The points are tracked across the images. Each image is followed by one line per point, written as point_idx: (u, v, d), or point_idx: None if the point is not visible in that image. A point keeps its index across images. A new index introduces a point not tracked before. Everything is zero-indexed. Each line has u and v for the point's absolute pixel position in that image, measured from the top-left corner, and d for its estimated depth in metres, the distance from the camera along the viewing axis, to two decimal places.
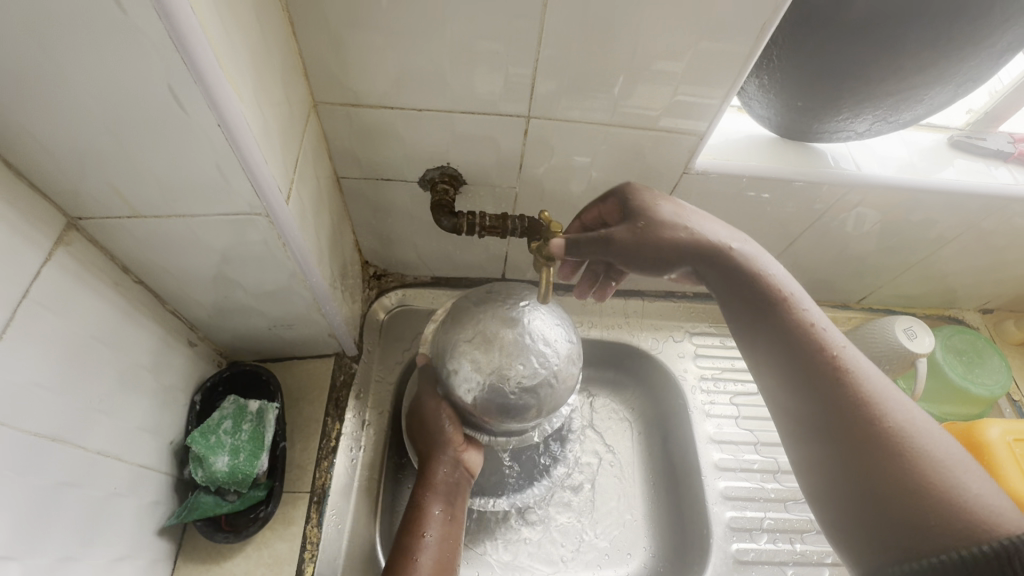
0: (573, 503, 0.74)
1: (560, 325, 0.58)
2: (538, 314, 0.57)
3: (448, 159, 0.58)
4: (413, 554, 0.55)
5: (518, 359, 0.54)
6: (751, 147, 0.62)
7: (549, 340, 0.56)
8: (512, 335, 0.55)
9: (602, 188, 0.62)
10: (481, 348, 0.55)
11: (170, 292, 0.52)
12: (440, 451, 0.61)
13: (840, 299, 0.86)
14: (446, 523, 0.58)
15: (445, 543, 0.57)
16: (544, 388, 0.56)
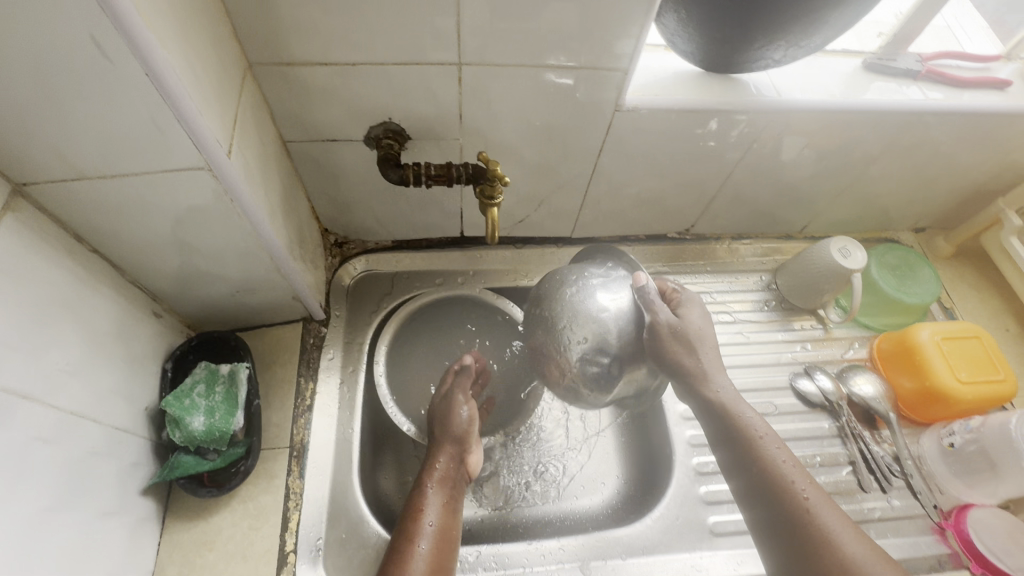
0: (548, 441, 0.79)
1: (609, 286, 0.66)
2: (591, 284, 0.66)
3: (389, 115, 0.60)
4: (413, 538, 0.59)
5: (579, 346, 0.64)
6: (679, 82, 0.65)
7: (603, 302, 0.65)
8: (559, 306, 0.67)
9: (540, 132, 0.65)
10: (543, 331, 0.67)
11: (128, 261, 0.54)
12: (442, 447, 0.69)
13: (783, 229, 0.92)
14: (445, 512, 0.63)
15: (442, 526, 0.62)
16: (601, 348, 0.64)
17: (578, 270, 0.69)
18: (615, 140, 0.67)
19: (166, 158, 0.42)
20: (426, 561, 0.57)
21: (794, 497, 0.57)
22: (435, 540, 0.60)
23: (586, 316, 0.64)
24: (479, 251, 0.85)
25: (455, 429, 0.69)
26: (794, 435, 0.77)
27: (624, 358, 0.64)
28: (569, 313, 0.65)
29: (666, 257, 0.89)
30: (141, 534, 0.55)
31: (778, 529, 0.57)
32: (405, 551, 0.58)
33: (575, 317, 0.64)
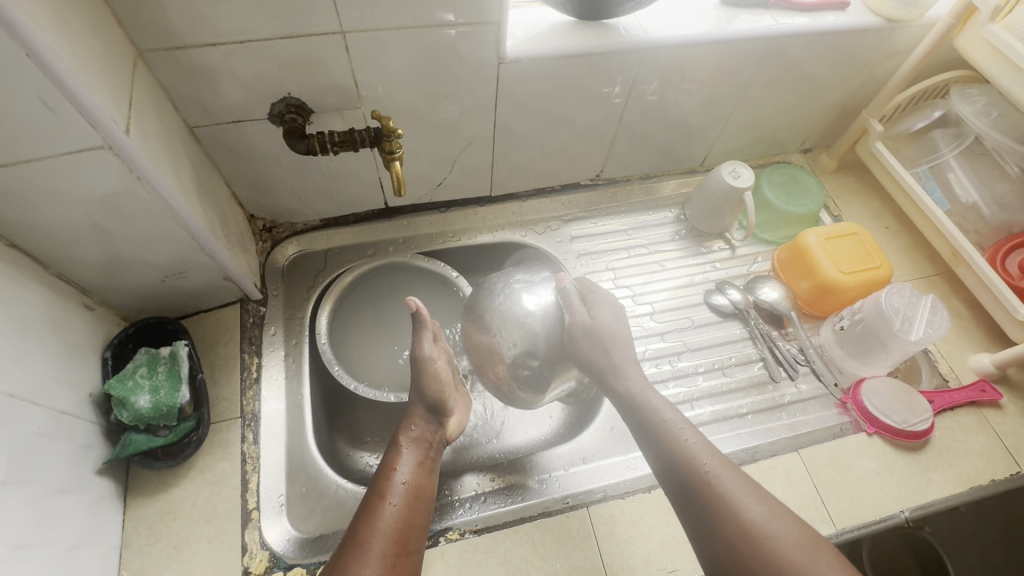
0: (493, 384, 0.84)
1: (530, 301, 0.75)
2: (525, 299, 0.75)
3: (288, 89, 0.64)
4: (385, 496, 0.61)
5: (510, 350, 0.73)
6: (553, 31, 0.71)
7: (527, 317, 0.74)
8: (493, 322, 0.74)
9: (434, 91, 0.70)
10: (481, 346, 0.75)
11: (49, 255, 0.56)
12: (418, 408, 0.70)
13: (686, 165, 1.00)
14: (419, 471, 0.65)
15: (415, 483, 0.63)
16: (522, 362, 0.73)
17: (504, 276, 0.78)
18: (506, 92, 0.72)
19: (64, 137, 0.45)
20: (396, 517, 0.59)
21: (699, 470, 0.61)
22: (406, 497, 0.61)
23: (506, 327, 0.73)
24: (405, 219, 0.90)
25: (431, 390, 0.70)
26: (710, 343, 0.85)
27: (546, 368, 0.73)
28: (497, 318, 0.74)
29: (582, 203, 0.96)
30: (103, 510, 0.58)
31: (686, 499, 0.61)
32: (374, 508, 0.60)
33: (504, 328, 0.74)
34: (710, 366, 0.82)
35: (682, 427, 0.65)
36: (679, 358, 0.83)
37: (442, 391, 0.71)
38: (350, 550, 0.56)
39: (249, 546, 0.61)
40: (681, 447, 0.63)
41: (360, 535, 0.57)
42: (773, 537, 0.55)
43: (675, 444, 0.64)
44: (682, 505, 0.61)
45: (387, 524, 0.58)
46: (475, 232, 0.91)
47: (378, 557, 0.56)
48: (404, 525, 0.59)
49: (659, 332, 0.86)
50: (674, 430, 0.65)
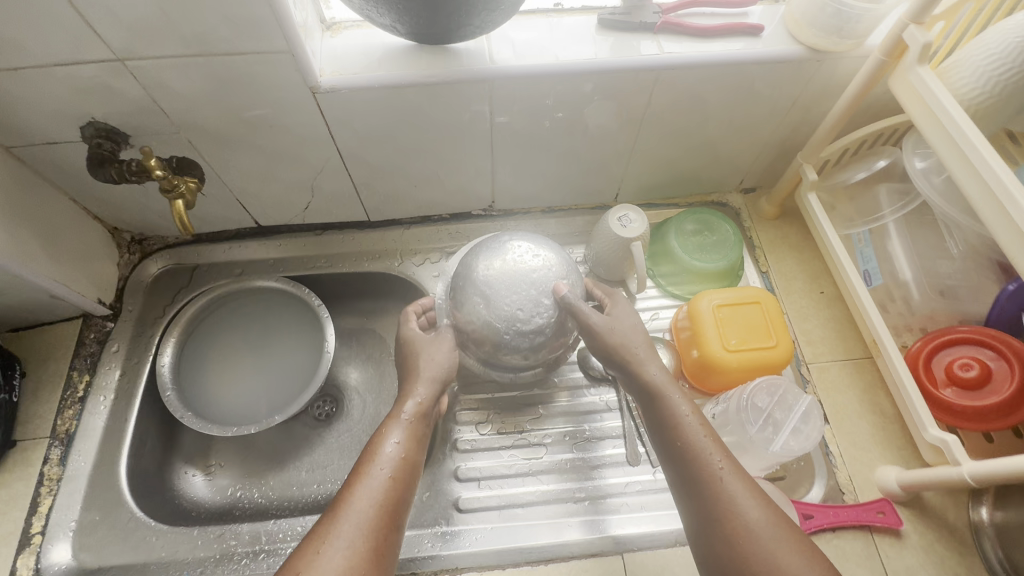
0: (343, 443, 0.84)
1: (554, 252, 0.68)
2: (552, 253, 0.67)
3: (90, 115, 0.61)
4: (375, 463, 0.59)
5: (551, 304, 0.64)
6: (384, 59, 0.63)
7: (554, 268, 0.66)
8: (532, 268, 0.65)
9: (253, 119, 0.65)
10: (524, 297, 0.63)
11: None
12: (421, 383, 0.65)
13: (596, 199, 0.89)
14: (413, 446, 0.62)
15: (408, 458, 0.61)
16: (555, 321, 0.65)
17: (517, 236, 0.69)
18: (338, 122, 0.66)
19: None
20: (384, 492, 0.57)
21: (712, 473, 0.55)
22: (397, 472, 0.59)
23: (561, 266, 0.66)
24: (279, 240, 0.87)
25: (434, 368, 0.67)
26: (566, 410, 0.75)
27: (564, 332, 0.67)
28: (530, 268, 0.65)
29: (471, 235, 0.88)
30: None
31: (691, 494, 0.55)
32: (363, 473, 0.58)
33: (541, 278, 0.64)
34: (560, 436, 0.73)
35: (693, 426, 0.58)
36: (525, 424, 0.74)
37: (445, 367, 0.67)
38: (333, 517, 0.54)
39: (19, 570, 0.63)
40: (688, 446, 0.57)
41: (346, 503, 0.55)
42: (777, 559, 0.49)
43: (684, 441, 0.57)
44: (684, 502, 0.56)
45: (374, 497, 0.56)
46: (349, 260, 0.87)
47: (365, 521, 0.54)
48: (392, 501, 0.57)
49: (512, 393, 0.76)
50: (680, 428, 0.58)
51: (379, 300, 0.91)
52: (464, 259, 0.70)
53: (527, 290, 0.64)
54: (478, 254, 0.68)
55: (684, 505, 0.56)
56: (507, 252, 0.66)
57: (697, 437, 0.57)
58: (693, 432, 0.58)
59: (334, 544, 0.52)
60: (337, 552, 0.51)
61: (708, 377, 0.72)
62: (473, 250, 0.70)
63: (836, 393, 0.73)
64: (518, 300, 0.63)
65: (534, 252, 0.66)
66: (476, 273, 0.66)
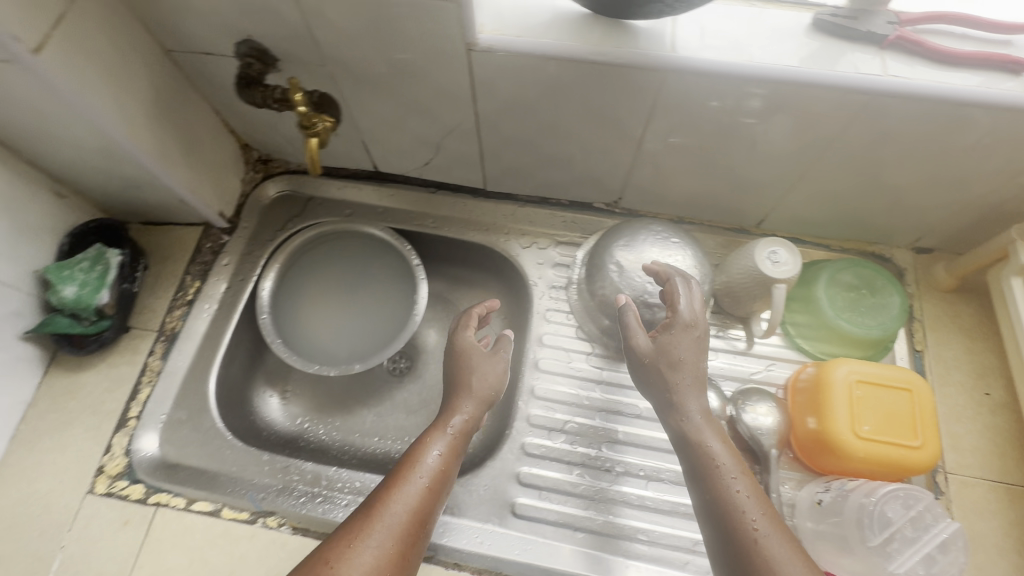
0: (410, 404, 0.84)
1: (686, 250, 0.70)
2: (685, 251, 0.69)
3: (247, 32, 0.60)
4: (415, 468, 0.56)
5: None
6: (552, 24, 0.56)
7: (684, 263, 0.68)
8: (663, 256, 0.68)
9: (403, 67, 0.61)
10: (655, 274, 0.67)
11: (15, 140, 0.61)
12: (471, 400, 0.63)
13: (734, 220, 0.79)
14: (451, 460, 0.58)
15: (445, 470, 0.57)
16: None
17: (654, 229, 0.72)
18: (485, 85, 0.61)
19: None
20: (422, 495, 0.54)
21: (764, 556, 0.46)
22: (432, 482, 0.56)
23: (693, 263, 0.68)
24: (392, 189, 0.85)
25: (480, 381, 0.64)
26: (648, 444, 0.69)
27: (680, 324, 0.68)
28: (658, 257, 0.68)
29: (586, 228, 0.82)
30: (19, 371, 0.67)
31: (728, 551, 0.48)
32: (403, 477, 0.55)
33: (671, 266, 0.67)
34: (635, 469, 0.68)
35: (736, 474, 0.52)
36: (601, 445, 0.69)
37: (495, 383, 0.66)
38: (365, 518, 0.50)
39: (113, 447, 0.67)
40: (729, 496, 0.50)
41: (380, 506, 0.52)
42: None
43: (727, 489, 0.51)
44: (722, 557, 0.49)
45: (409, 503, 0.53)
46: (458, 225, 0.84)
47: (391, 527, 0.50)
48: (424, 507, 0.54)
49: (594, 408, 0.71)
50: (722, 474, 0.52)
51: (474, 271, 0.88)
52: (606, 237, 0.74)
53: (663, 269, 0.67)
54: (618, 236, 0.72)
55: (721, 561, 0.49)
56: (646, 239, 0.71)
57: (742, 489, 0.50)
58: (741, 502, 0.50)
59: (364, 545, 0.48)
60: (364, 557, 0.48)
61: (822, 457, 0.63)
62: (614, 231, 0.74)
63: (975, 516, 0.61)
64: (654, 274, 0.66)
65: (671, 244, 0.69)
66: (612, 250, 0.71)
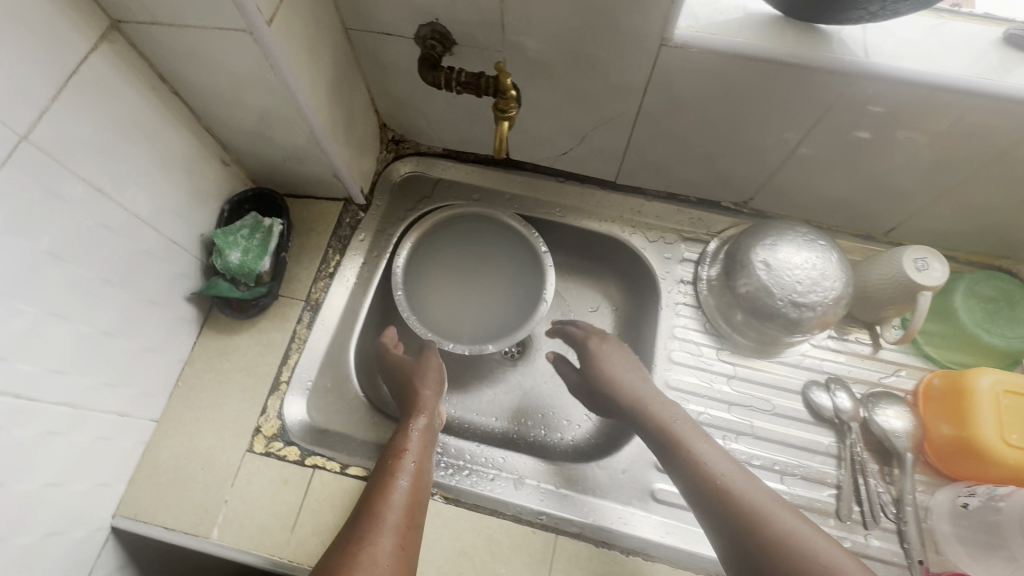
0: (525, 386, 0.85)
1: (829, 253, 0.70)
2: (830, 253, 0.70)
3: (436, 15, 0.62)
4: (395, 472, 0.62)
5: (822, 291, 0.68)
6: (745, 24, 0.57)
7: (830, 266, 0.69)
8: (809, 256, 0.69)
9: (583, 58, 0.63)
10: (802, 271, 0.68)
11: (202, 106, 0.64)
12: (427, 400, 0.70)
13: (862, 226, 0.80)
14: (423, 454, 0.66)
15: (420, 464, 0.64)
16: (818, 307, 0.68)
17: (794, 228, 0.73)
18: (662, 80, 0.63)
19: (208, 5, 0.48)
20: (407, 493, 0.60)
21: (749, 514, 0.57)
22: (413, 476, 0.62)
23: (840, 266, 0.69)
24: (519, 176, 0.87)
25: (429, 382, 0.72)
26: (782, 440, 0.71)
27: (820, 324, 0.70)
28: (801, 256, 0.69)
29: (713, 226, 0.83)
30: (182, 329, 0.70)
31: (727, 528, 0.57)
32: (388, 484, 0.61)
33: (817, 265, 0.68)
34: (770, 463, 0.70)
35: (713, 456, 0.62)
36: (736, 438, 0.71)
37: (442, 373, 0.74)
38: (375, 524, 0.57)
39: (268, 410, 0.69)
40: (713, 477, 0.60)
41: (377, 510, 0.58)
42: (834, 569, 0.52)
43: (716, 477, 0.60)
44: (722, 532, 0.58)
45: (400, 499, 0.60)
46: (585, 215, 0.85)
47: (393, 525, 0.57)
48: (409, 502, 0.60)
49: (727, 403, 0.73)
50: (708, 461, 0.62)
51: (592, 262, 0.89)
52: (742, 236, 0.76)
53: (814, 268, 0.68)
54: (757, 235, 0.74)
55: (724, 537, 0.57)
56: (791, 239, 0.71)
57: (721, 472, 0.60)
58: (718, 474, 0.60)
59: (379, 546, 0.55)
60: (384, 553, 0.55)
61: (967, 463, 0.64)
62: (752, 230, 0.76)
63: None
64: (803, 274, 0.68)
65: (818, 246, 0.70)
66: (758, 246, 0.72)
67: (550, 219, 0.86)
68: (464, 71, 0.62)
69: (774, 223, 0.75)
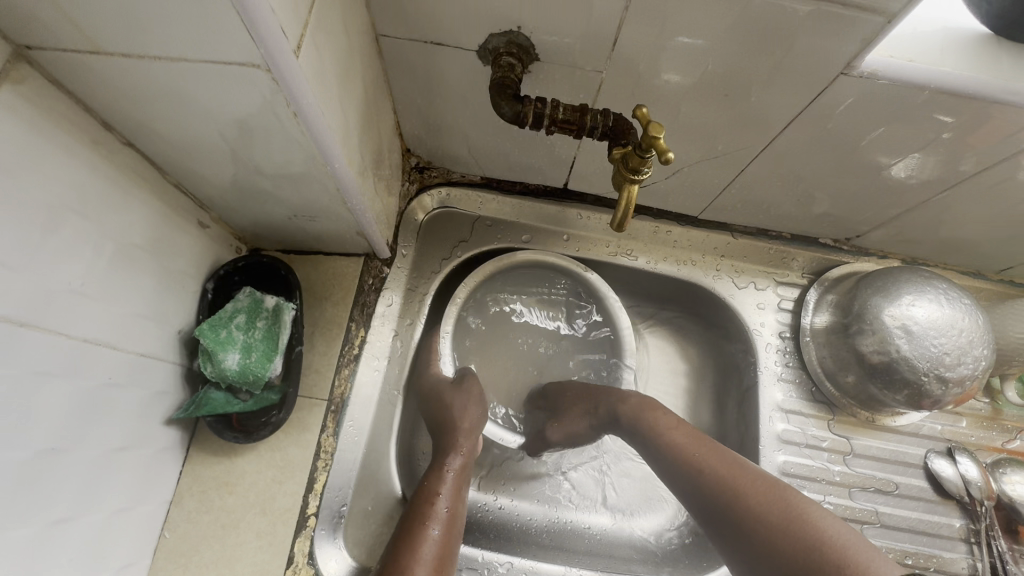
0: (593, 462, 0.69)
1: (969, 310, 0.58)
2: (970, 311, 0.58)
3: (518, 23, 0.43)
4: (425, 519, 0.49)
5: (970, 364, 0.57)
6: (945, 47, 0.43)
7: (975, 333, 0.57)
8: (954, 322, 0.57)
9: (714, 84, 0.46)
10: (950, 339, 0.56)
11: (169, 159, 0.43)
12: (463, 433, 0.57)
13: (977, 265, 0.70)
14: (458, 497, 0.53)
15: (453, 511, 0.51)
16: (963, 381, 0.57)
17: (923, 276, 0.61)
18: (814, 112, 0.47)
19: (195, 26, 0.29)
20: (439, 549, 0.47)
21: (745, 502, 0.45)
22: (444, 526, 0.49)
23: (985, 330, 0.58)
24: (579, 210, 0.69)
25: (467, 409, 0.58)
26: (911, 526, 0.62)
27: (958, 399, 0.60)
28: (947, 320, 0.57)
29: (809, 266, 0.71)
30: (163, 463, 0.50)
31: (725, 527, 0.46)
32: (416, 536, 0.47)
33: (962, 332, 0.57)
34: (901, 557, 0.61)
35: (700, 442, 0.52)
36: (861, 530, 0.62)
37: (482, 407, 0.60)
38: None
39: (295, 558, 0.52)
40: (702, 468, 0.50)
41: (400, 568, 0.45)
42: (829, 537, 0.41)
43: (703, 468, 0.49)
44: (724, 535, 0.47)
45: (428, 553, 0.46)
46: (660, 258, 0.70)
47: None
48: (440, 559, 0.47)
49: (847, 486, 0.63)
50: (688, 450, 0.52)
51: (664, 308, 0.75)
52: (859, 289, 0.63)
53: (960, 334, 0.57)
54: (880, 288, 0.61)
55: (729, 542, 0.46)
56: (929, 296, 0.58)
57: (710, 456, 0.50)
58: (703, 463, 0.50)
59: None
60: None
61: None
62: (869, 280, 0.63)
63: None
64: (950, 342, 0.56)
65: (957, 301, 0.58)
66: (891, 305, 0.59)
67: (618, 264, 0.70)
68: (562, 106, 0.45)
69: (897, 268, 0.63)
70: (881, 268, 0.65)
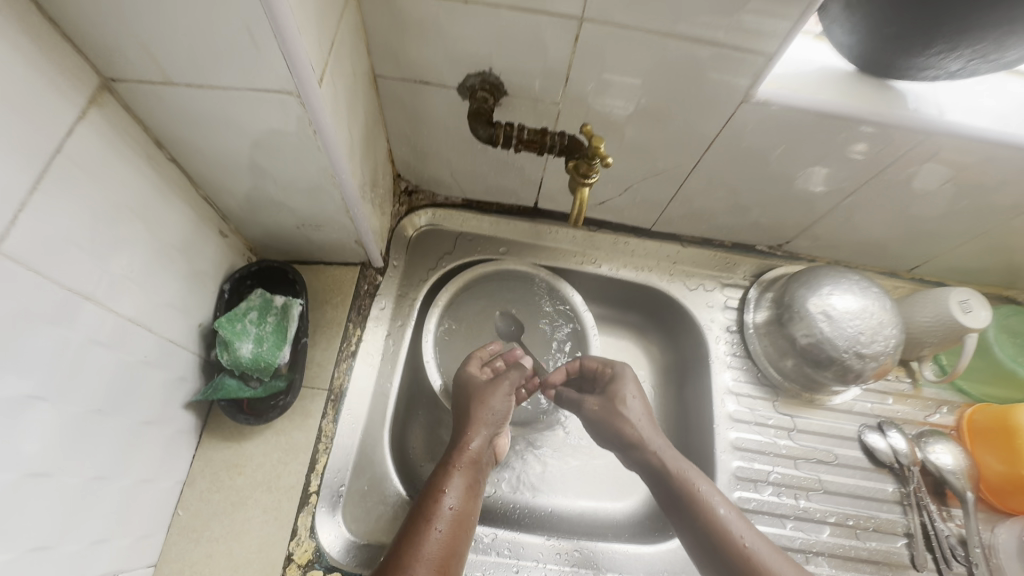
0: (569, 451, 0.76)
1: (878, 297, 0.69)
2: (880, 298, 0.69)
3: (490, 65, 0.54)
4: (430, 518, 0.54)
5: (882, 341, 0.67)
6: (821, 81, 0.56)
7: (885, 317, 0.67)
8: (868, 308, 0.67)
9: (649, 112, 0.58)
10: (865, 321, 0.67)
11: (203, 174, 0.52)
12: (484, 425, 0.62)
13: (890, 264, 0.82)
14: (468, 495, 0.58)
15: (461, 509, 0.56)
16: (879, 357, 0.67)
17: (840, 271, 0.72)
18: (729, 133, 0.59)
19: (249, 63, 0.39)
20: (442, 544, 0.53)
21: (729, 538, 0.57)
22: (450, 526, 0.54)
23: (894, 314, 0.69)
24: (549, 226, 0.79)
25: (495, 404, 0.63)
26: (851, 492, 0.70)
27: (876, 373, 0.69)
28: (862, 309, 0.67)
29: (749, 270, 0.82)
30: (180, 444, 0.56)
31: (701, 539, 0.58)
32: (419, 534, 0.53)
33: (874, 317, 0.67)
34: (842, 519, 0.68)
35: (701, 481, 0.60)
36: (807, 496, 0.69)
37: (508, 400, 0.64)
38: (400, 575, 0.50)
39: (298, 531, 0.57)
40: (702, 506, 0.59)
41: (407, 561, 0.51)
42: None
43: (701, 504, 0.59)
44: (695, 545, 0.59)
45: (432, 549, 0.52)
46: (621, 265, 0.80)
47: None
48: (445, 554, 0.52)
49: (792, 458, 0.71)
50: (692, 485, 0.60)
51: (627, 311, 0.84)
52: (788, 284, 0.74)
53: (872, 316, 0.67)
54: (805, 283, 0.71)
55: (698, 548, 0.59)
56: (845, 288, 0.69)
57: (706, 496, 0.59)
58: (704, 499, 0.59)
59: None
60: None
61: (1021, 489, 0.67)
62: (797, 277, 0.73)
63: None
64: (864, 323, 0.67)
65: (868, 291, 0.69)
66: (814, 297, 0.69)
67: (584, 271, 0.80)
68: (527, 129, 0.56)
69: (818, 266, 0.74)
70: (807, 268, 0.76)
